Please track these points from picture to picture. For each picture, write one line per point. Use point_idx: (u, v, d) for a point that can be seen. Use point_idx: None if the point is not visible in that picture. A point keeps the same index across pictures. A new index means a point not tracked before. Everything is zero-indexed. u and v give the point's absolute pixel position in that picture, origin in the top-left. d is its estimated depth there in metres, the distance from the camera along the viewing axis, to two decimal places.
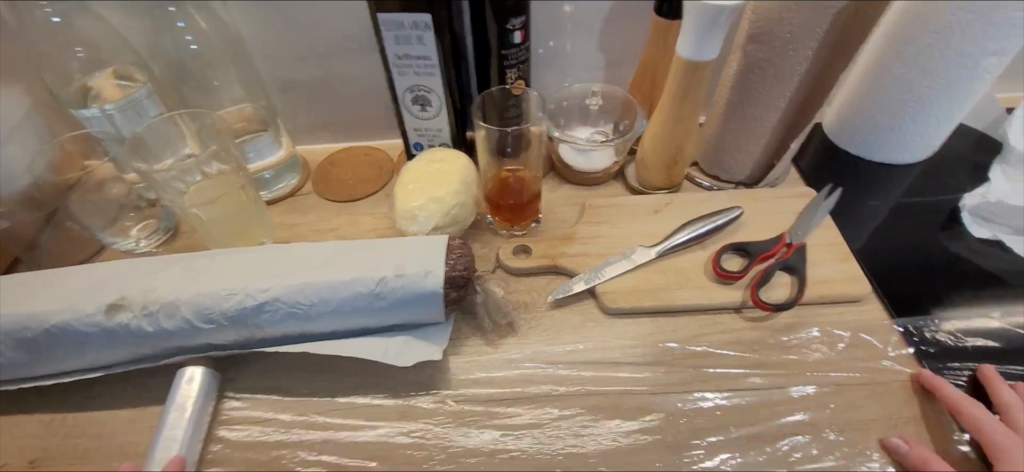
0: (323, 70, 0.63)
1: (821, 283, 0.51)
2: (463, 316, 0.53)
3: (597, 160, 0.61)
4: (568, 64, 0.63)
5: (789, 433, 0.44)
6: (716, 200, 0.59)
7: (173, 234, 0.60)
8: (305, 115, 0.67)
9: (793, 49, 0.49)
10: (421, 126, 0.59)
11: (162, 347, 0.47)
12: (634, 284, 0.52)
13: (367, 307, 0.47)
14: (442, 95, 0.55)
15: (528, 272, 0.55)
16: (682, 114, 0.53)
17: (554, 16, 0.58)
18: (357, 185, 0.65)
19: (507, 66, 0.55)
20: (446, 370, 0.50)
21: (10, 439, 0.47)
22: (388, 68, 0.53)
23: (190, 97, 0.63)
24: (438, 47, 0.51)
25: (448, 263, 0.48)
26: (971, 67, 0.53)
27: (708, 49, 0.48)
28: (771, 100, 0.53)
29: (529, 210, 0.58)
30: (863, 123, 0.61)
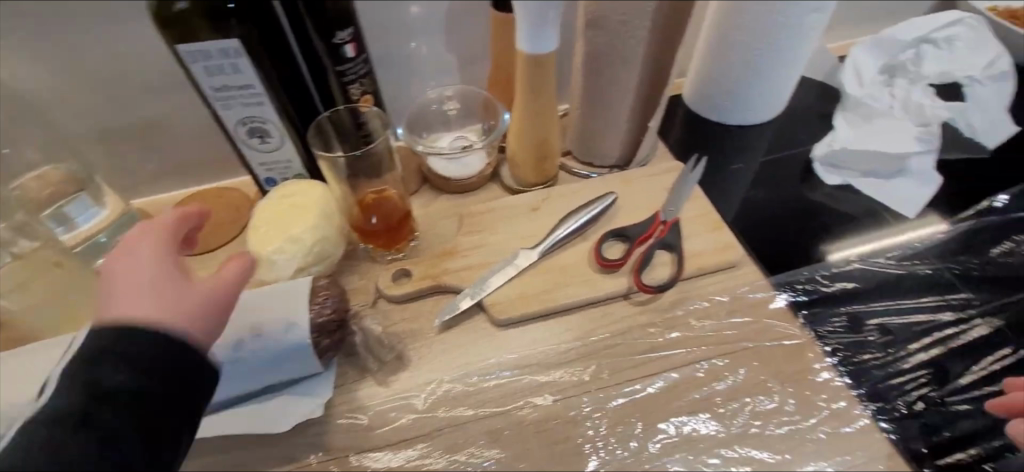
0: (142, 113, 0.55)
1: (697, 255, 0.52)
2: (347, 359, 0.48)
3: (470, 165, 0.59)
4: (418, 70, 0.60)
5: (687, 413, 0.44)
6: (591, 187, 0.58)
7: None
8: (135, 164, 0.59)
9: (630, 29, 0.48)
10: (268, 160, 0.53)
11: None
12: (521, 290, 0.51)
13: (226, 376, 0.42)
14: (280, 124, 0.50)
15: (411, 297, 0.52)
16: (539, 108, 0.52)
17: (390, 22, 0.55)
18: (211, 233, 0.58)
19: (348, 82, 0.50)
20: (334, 423, 0.45)
21: None
22: (209, 103, 0.47)
23: None
24: (259, 73, 0.45)
25: (312, 310, 0.44)
26: (799, 26, 0.54)
27: (547, 41, 0.46)
28: (622, 81, 0.52)
29: (402, 231, 0.54)
30: (717, 91, 0.63)
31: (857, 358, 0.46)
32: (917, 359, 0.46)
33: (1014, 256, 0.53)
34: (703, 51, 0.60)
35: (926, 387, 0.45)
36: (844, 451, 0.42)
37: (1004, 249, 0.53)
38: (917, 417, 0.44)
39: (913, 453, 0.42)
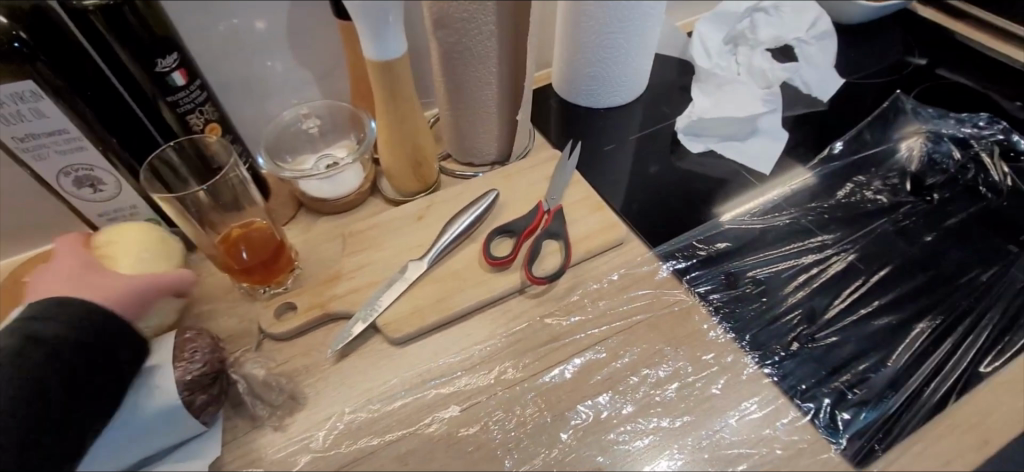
0: None
1: (583, 239, 0.53)
2: (234, 410, 0.44)
3: (345, 182, 0.56)
4: (270, 91, 0.56)
5: (594, 394, 0.45)
6: (473, 187, 0.57)
7: None
8: None
9: (478, 26, 0.48)
10: (108, 209, 0.48)
11: None
12: (414, 303, 0.49)
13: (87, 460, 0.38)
14: (112, 168, 0.45)
15: (298, 332, 0.49)
16: (402, 114, 0.50)
17: (225, 42, 0.51)
18: None
19: (185, 113, 0.46)
20: None
21: None
22: (18, 155, 0.42)
23: None
24: (70, 115, 0.41)
25: (178, 368, 0.39)
26: (641, 7, 0.57)
27: (394, 46, 0.45)
28: (482, 78, 0.52)
29: (279, 262, 0.50)
30: (581, 77, 0.65)
31: (738, 311, 0.49)
32: (789, 302, 0.50)
33: (857, 195, 0.58)
34: (560, 41, 0.62)
35: (799, 326, 0.49)
36: (738, 400, 0.44)
37: (849, 190, 0.59)
38: (795, 356, 0.47)
39: (795, 390, 0.45)
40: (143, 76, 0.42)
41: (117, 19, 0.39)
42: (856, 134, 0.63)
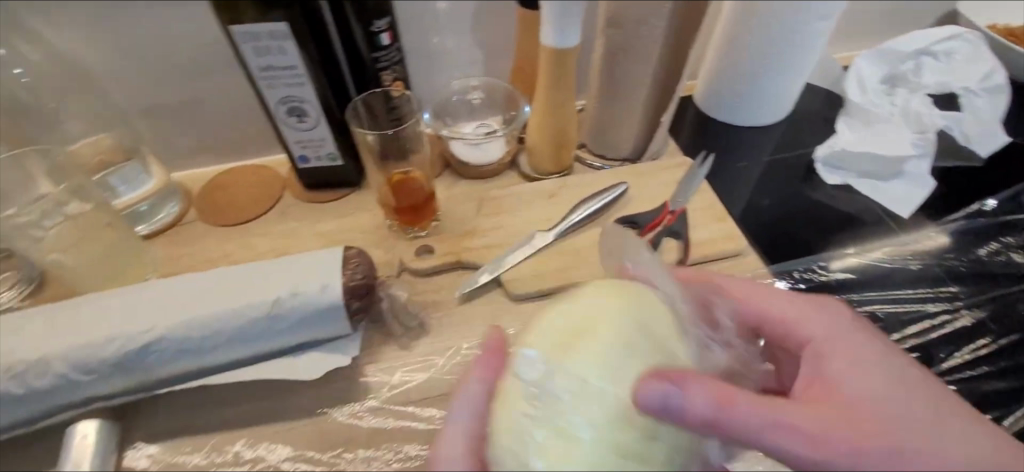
0: (190, 92, 0.59)
1: (704, 243, 0.55)
2: (374, 324, 0.51)
3: (491, 151, 0.63)
4: (445, 62, 0.64)
5: None
6: (604, 177, 0.62)
7: (38, 284, 0.55)
8: (178, 138, 0.63)
9: (647, 29, 0.52)
10: (304, 139, 0.57)
11: (42, 409, 0.43)
12: (537, 268, 0.54)
13: (264, 332, 0.45)
14: (319, 105, 0.53)
15: (433, 272, 0.55)
16: (560, 100, 0.56)
17: (424, 14, 0.59)
18: (247, 205, 0.62)
19: (382, 68, 0.55)
20: (361, 379, 0.48)
21: None
22: (255, 81, 0.51)
23: None
24: (303, 57, 0.49)
25: (345, 274, 0.47)
26: (806, 33, 0.58)
27: (571, 35, 0.50)
28: (638, 78, 0.56)
29: (427, 209, 0.58)
30: (728, 94, 0.67)
31: None
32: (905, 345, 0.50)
33: (1002, 256, 0.56)
34: (715, 56, 0.64)
35: None
36: None
37: (993, 249, 0.56)
38: None
39: None
40: (361, 34, 0.52)
41: None
42: (1013, 194, 0.60)
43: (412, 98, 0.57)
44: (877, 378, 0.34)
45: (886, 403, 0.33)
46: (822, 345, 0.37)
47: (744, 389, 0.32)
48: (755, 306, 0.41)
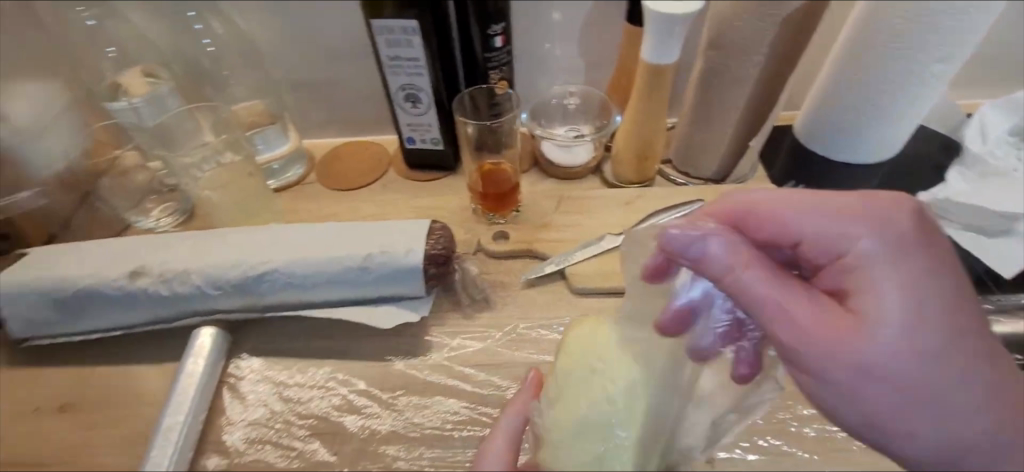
0: (329, 73, 0.69)
1: None
2: (446, 292, 0.57)
3: (578, 154, 0.67)
4: (549, 68, 0.69)
5: None
6: (684, 192, 0.63)
7: (189, 217, 0.66)
8: (313, 110, 0.72)
9: (747, 54, 0.54)
10: (414, 122, 0.64)
11: (178, 312, 0.53)
12: (601, 267, 0.57)
13: (354, 280, 0.52)
14: (431, 94, 0.61)
15: (505, 256, 0.60)
16: (650, 113, 0.58)
17: (537, 22, 0.64)
18: (358, 176, 0.71)
19: (491, 68, 0.61)
20: (426, 338, 0.54)
21: (38, 387, 0.53)
22: (382, 68, 0.59)
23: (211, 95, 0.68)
24: (426, 50, 0.56)
25: (428, 242, 0.53)
26: (921, 73, 0.56)
27: (669, 53, 0.53)
28: (731, 101, 0.58)
29: (510, 199, 0.63)
30: (829, 128, 0.65)
31: None
32: None
33: None
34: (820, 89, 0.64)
35: None
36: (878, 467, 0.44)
37: None
38: None
39: None
40: (478, 35, 0.58)
41: None
42: None
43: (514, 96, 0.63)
44: (928, 295, 0.35)
45: (942, 305, 0.35)
46: (891, 253, 0.35)
47: (759, 277, 0.36)
48: (763, 216, 0.40)
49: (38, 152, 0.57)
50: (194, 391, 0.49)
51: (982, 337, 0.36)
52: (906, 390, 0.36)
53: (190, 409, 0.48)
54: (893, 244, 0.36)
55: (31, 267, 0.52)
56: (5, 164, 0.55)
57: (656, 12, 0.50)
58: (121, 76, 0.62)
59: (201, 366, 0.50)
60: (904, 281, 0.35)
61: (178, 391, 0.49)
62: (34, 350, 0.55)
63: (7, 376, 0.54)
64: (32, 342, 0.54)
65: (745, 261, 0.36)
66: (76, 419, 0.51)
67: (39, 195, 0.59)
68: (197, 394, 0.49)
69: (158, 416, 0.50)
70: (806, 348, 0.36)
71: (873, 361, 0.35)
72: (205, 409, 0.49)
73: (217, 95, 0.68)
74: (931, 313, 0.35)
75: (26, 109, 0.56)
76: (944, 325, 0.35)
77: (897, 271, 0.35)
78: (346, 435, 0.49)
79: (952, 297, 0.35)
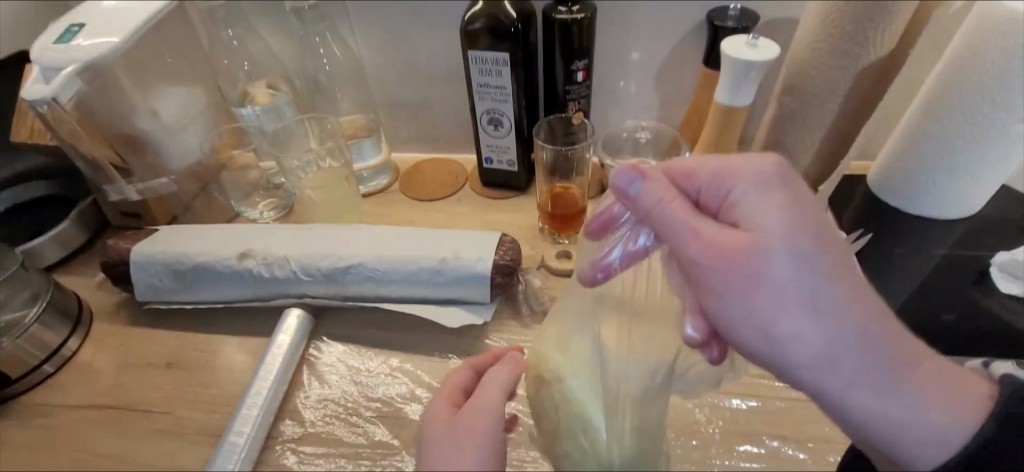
0: (423, 94, 0.76)
1: None
2: (509, 302, 0.61)
3: None
4: (625, 103, 0.72)
5: (780, 436, 0.49)
6: None
7: (289, 212, 0.74)
8: (405, 127, 0.80)
9: (821, 102, 0.55)
10: (494, 144, 0.70)
11: (274, 292, 0.60)
12: None
13: (428, 280, 0.57)
14: (513, 119, 0.66)
15: (567, 274, 0.63)
16: (718, 154, 0.61)
17: (620, 60, 0.68)
18: (436, 189, 0.77)
19: (570, 99, 0.66)
20: (486, 341, 0.58)
21: (152, 344, 0.61)
22: (471, 93, 0.66)
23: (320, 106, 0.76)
24: (513, 80, 0.62)
25: (497, 253, 0.57)
26: (1003, 133, 0.56)
27: (744, 96, 0.56)
28: (802, 146, 0.59)
29: (576, 221, 0.67)
30: (902, 181, 0.65)
31: None
32: None
33: None
34: (895, 141, 0.64)
35: None
36: None
37: None
38: None
39: None
40: (562, 70, 0.64)
41: (568, 33, 0.60)
42: None
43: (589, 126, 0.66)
44: (806, 218, 0.37)
45: (814, 233, 0.37)
46: (766, 187, 0.38)
47: (676, 209, 0.40)
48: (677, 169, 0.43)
49: (176, 144, 0.68)
50: (279, 365, 0.55)
51: (854, 277, 0.37)
52: (804, 307, 0.36)
53: (274, 380, 0.54)
54: (769, 183, 0.38)
55: (160, 240, 0.61)
56: (149, 152, 0.66)
57: (737, 57, 0.53)
58: (251, 86, 0.72)
59: (287, 344, 0.56)
60: (784, 209, 0.37)
61: (267, 362, 0.55)
62: (151, 313, 0.64)
63: (130, 332, 0.62)
64: (152, 305, 0.63)
65: (671, 195, 0.40)
66: (179, 376, 0.58)
67: (171, 181, 0.68)
68: (281, 367, 0.55)
69: (247, 382, 0.57)
70: (723, 271, 0.38)
71: (764, 270, 0.36)
72: (288, 382, 0.55)
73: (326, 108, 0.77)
74: (808, 239, 0.36)
75: (172, 108, 0.67)
76: (819, 244, 0.37)
77: (775, 199, 0.38)
78: (407, 421, 0.53)
79: (821, 222, 0.37)
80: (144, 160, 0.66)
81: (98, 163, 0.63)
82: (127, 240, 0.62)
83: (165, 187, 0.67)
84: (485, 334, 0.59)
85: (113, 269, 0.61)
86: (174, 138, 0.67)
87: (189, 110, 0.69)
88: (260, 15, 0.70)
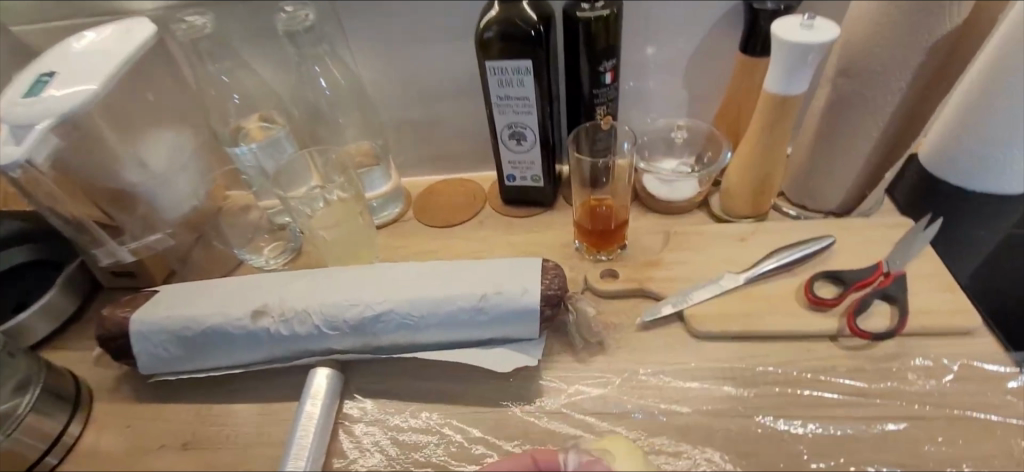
0: (432, 113, 0.70)
1: (923, 313, 0.50)
2: (558, 334, 0.55)
3: (682, 189, 0.64)
4: (654, 100, 0.67)
5: (900, 465, 0.43)
6: (805, 228, 0.59)
7: (298, 254, 0.68)
8: (414, 148, 0.73)
9: (885, 81, 0.50)
10: (517, 160, 0.64)
11: (295, 350, 0.53)
12: (723, 309, 0.54)
13: (469, 320, 0.51)
14: (538, 131, 0.61)
15: (615, 296, 0.57)
16: (770, 146, 0.56)
17: (644, 57, 0.63)
18: (451, 214, 0.70)
19: (597, 104, 0.60)
20: (539, 382, 0.52)
21: (163, 422, 0.54)
22: (490, 107, 0.60)
23: (321, 136, 0.70)
24: (537, 88, 0.57)
25: (544, 282, 0.51)
26: None
27: (799, 82, 0.51)
28: (861, 130, 0.54)
29: (616, 236, 0.60)
30: (965, 158, 0.58)
31: None
32: None
33: None
34: (952, 113, 0.57)
35: None
36: None
37: None
38: None
39: None
40: (588, 73, 0.58)
41: (593, 32, 0.55)
42: None
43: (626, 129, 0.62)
44: None
45: None
46: None
47: None
48: None
49: (169, 195, 0.61)
50: (313, 436, 0.48)
51: None
52: None
53: (310, 455, 0.47)
54: None
55: (160, 303, 0.55)
56: (139, 205, 0.59)
57: (789, 42, 0.47)
58: (244, 121, 0.66)
59: (319, 410, 0.50)
60: None
61: (299, 434, 0.48)
62: (157, 386, 0.57)
63: (135, 410, 0.55)
64: (157, 378, 0.56)
65: None
66: (200, 457, 0.51)
67: (166, 235, 0.62)
68: (316, 438, 0.48)
69: (279, 456, 0.50)
70: None
71: None
72: (325, 453, 0.49)
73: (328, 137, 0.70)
74: None
75: (161, 155, 0.60)
76: None
77: None
78: None
79: None
80: (134, 215, 0.60)
81: (82, 222, 0.57)
82: (123, 308, 0.55)
83: (161, 242, 0.61)
84: (538, 373, 0.53)
85: (110, 341, 0.54)
86: (164, 188, 0.60)
87: (179, 155, 0.62)
88: (248, 43, 0.63)
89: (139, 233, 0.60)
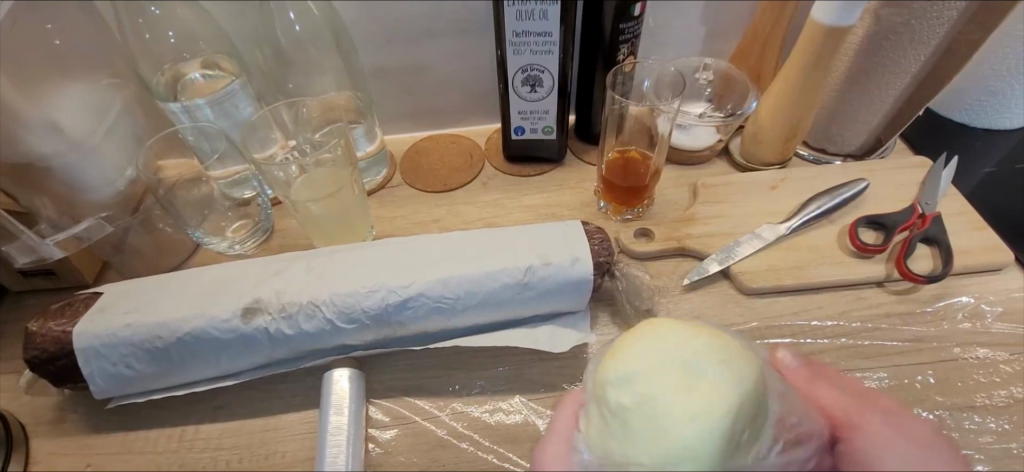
0: (420, 57, 0.59)
1: (963, 252, 0.51)
2: (601, 303, 0.50)
3: (701, 136, 0.59)
4: (670, 40, 0.61)
5: (969, 406, 0.43)
6: (833, 173, 0.58)
7: (271, 235, 0.56)
8: (395, 101, 0.63)
9: (938, 9, 0.49)
10: (528, 109, 0.56)
11: (300, 350, 0.44)
12: (771, 262, 0.51)
13: (514, 299, 0.44)
14: (556, 75, 0.53)
15: (653, 256, 0.53)
16: (808, 82, 0.52)
17: None
18: (450, 174, 0.61)
19: (622, 41, 0.53)
20: (590, 357, 0.47)
21: (134, 454, 0.43)
22: (503, 47, 0.51)
23: (290, 85, 0.60)
24: (561, 22, 0.49)
25: (592, 248, 0.45)
26: None
27: (850, 12, 0.47)
28: (901, 65, 0.53)
29: (646, 192, 0.55)
30: (973, 90, 0.60)
31: None
32: None
33: None
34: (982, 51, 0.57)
35: None
36: None
37: None
38: None
39: None
40: (616, 4, 0.50)
41: None
42: None
43: (695, 61, 0.62)
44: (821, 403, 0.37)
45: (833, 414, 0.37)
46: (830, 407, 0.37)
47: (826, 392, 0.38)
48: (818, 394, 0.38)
49: (95, 167, 0.47)
50: (347, 454, 0.40)
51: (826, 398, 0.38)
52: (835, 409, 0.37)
53: None
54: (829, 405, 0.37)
55: (112, 308, 0.42)
56: (52, 182, 0.46)
57: None
58: (184, 66, 0.53)
59: (347, 421, 0.41)
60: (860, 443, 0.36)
61: (330, 452, 0.40)
62: (117, 411, 0.45)
63: (93, 446, 0.44)
64: (118, 402, 0.45)
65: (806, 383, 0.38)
66: None
67: (101, 220, 0.47)
68: (351, 455, 0.40)
69: None
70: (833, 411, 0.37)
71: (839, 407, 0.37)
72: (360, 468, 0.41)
73: (299, 85, 0.60)
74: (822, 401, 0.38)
75: (75, 115, 0.46)
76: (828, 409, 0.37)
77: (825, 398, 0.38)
78: None
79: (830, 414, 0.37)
80: (50, 194, 0.46)
81: None
82: (59, 319, 0.42)
83: (95, 230, 0.46)
84: (587, 347, 0.48)
85: (49, 364, 0.41)
86: (83, 161, 0.46)
87: (98, 116, 0.48)
88: None
89: (64, 223, 0.47)
